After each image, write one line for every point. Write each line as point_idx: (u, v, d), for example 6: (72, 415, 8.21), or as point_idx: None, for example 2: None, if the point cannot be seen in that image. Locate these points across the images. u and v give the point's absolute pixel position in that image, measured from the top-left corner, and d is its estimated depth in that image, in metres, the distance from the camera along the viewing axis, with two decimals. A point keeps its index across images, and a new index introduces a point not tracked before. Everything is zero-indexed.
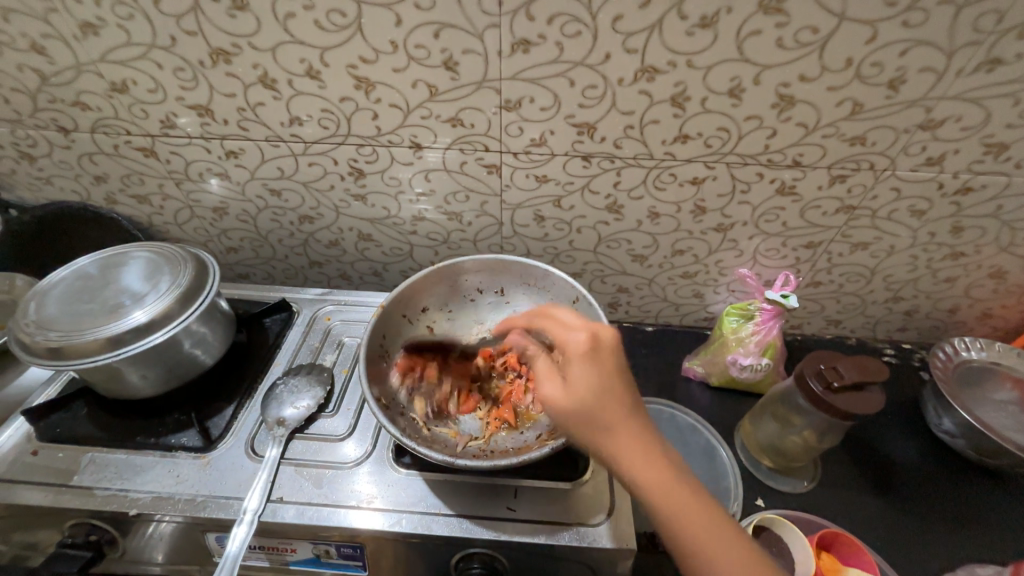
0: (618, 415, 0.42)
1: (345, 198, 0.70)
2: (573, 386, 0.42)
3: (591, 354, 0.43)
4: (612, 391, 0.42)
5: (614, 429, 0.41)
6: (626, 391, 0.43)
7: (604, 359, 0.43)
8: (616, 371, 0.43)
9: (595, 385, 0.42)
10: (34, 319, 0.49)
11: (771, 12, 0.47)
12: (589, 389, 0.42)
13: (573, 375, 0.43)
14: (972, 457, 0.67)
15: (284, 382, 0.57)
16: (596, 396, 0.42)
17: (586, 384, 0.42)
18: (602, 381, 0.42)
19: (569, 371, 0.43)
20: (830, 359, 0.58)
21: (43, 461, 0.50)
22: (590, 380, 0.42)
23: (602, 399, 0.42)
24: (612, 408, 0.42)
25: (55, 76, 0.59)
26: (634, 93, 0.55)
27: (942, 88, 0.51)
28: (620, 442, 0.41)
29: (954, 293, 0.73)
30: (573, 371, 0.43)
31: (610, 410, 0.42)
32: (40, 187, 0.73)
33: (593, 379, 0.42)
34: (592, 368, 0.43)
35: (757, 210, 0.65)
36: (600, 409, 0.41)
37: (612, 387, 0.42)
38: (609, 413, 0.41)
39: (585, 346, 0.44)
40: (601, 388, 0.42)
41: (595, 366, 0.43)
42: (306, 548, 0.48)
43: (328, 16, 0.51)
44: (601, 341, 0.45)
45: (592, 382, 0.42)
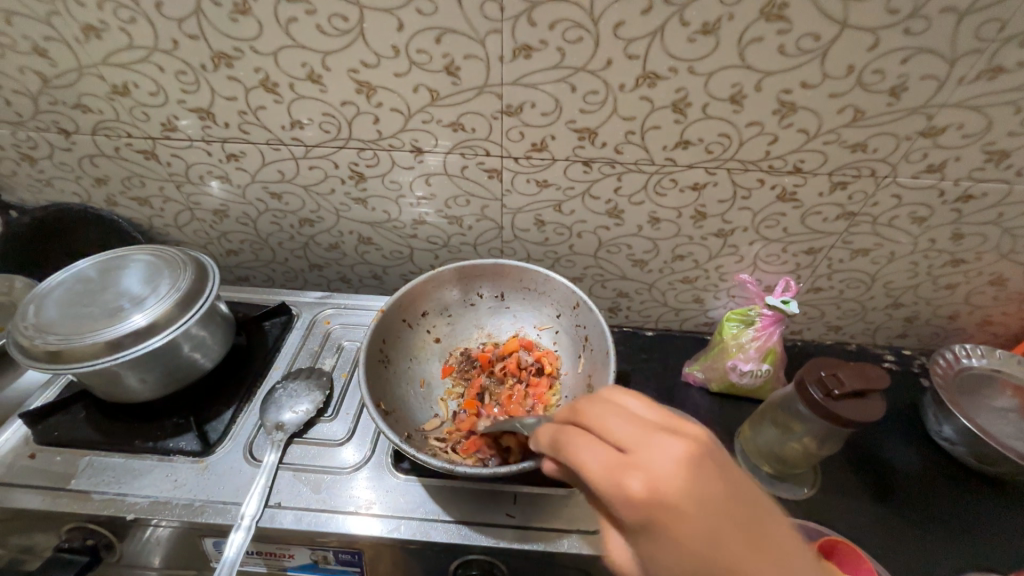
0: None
1: (346, 202, 0.70)
2: (650, 557, 0.31)
3: (658, 506, 0.30)
4: (718, 562, 0.29)
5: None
6: (729, 542, 0.29)
7: (676, 509, 0.30)
8: (700, 515, 0.30)
9: (689, 544, 0.29)
10: (33, 322, 0.49)
11: (773, 19, 0.47)
12: (675, 560, 0.29)
13: (646, 541, 0.31)
14: (972, 465, 0.67)
15: (283, 386, 0.57)
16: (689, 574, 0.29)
17: (667, 550, 0.30)
18: (693, 543, 0.29)
19: (640, 537, 0.31)
20: (830, 367, 0.57)
21: (41, 464, 0.50)
22: (670, 546, 0.30)
23: (703, 568, 0.29)
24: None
25: (57, 79, 0.59)
26: (635, 98, 0.55)
27: (943, 96, 0.51)
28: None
29: (954, 300, 0.73)
30: (643, 534, 0.31)
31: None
32: (41, 189, 0.73)
33: (674, 542, 0.30)
34: (666, 529, 0.30)
35: (758, 216, 0.65)
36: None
37: (709, 542, 0.29)
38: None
39: (640, 501, 0.30)
40: (698, 551, 0.29)
41: (669, 524, 0.30)
42: (304, 553, 0.48)
43: (330, 21, 0.51)
44: (663, 483, 0.30)
45: (678, 545, 0.29)
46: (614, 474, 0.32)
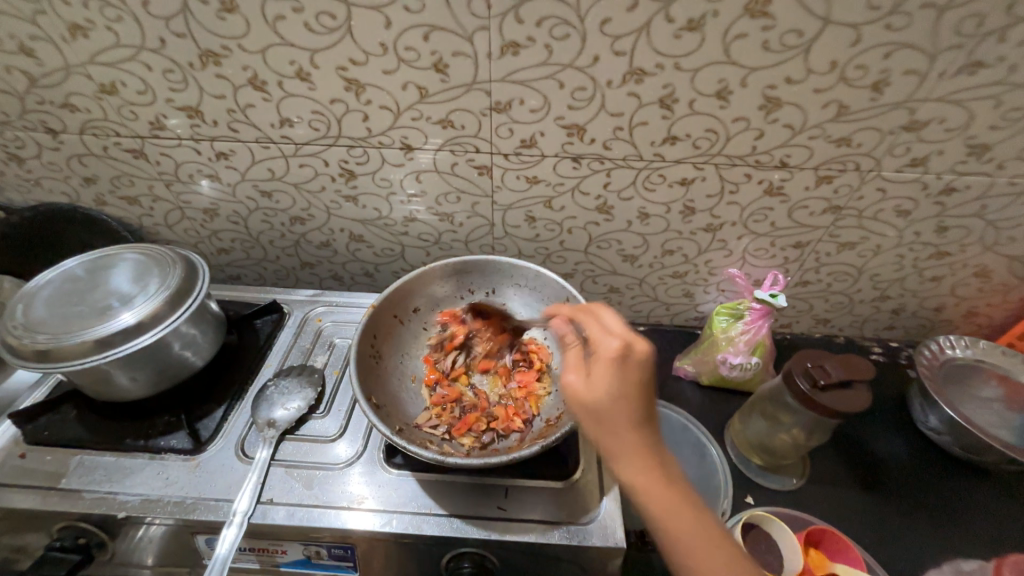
0: (627, 419, 0.40)
1: (337, 200, 0.70)
2: (592, 385, 0.41)
3: (621, 356, 0.41)
4: (623, 402, 0.40)
5: (619, 430, 0.40)
6: (633, 403, 0.40)
7: (631, 364, 0.41)
8: (640, 377, 0.41)
9: (613, 388, 0.41)
10: (21, 321, 0.49)
11: (757, 15, 0.48)
12: (604, 388, 0.41)
13: (593, 375, 0.42)
14: (958, 454, 0.68)
15: (274, 383, 0.57)
16: (601, 401, 0.41)
17: (609, 384, 0.41)
18: (623, 387, 0.41)
19: (592, 371, 0.42)
20: (817, 358, 0.58)
21: (31, 464, 0.50)
22: (611, 383, 0.41)
23: (617, 400, 0.40)
24: (624, 411, 0.40)
25: (43, 78, 0.59)
26: (623, 95, 0.55)
27: (925, 91, 0.52)
28: (626, 445, 0.40)
29: (939, 292, 0.74)
30: (595, 370, 0.42)
31: (622, 414, 0.40)
32: (29, 189, 0.72)
33: (604, 390, 0.41)
34: (615, 371, 0.41)
35: (746, 210, 0.66)
36: (615, 410, 0.40)
37: (632, 393, 0.41)
38: (618, 415, 0.40)
39: (615, 349, 0.42)
40: (619, 392, 0.40)
41: (619, 370, 0.41)
42: (297, 549, 0.48)
43: (317, 19, 0.51)
44: (633, 349, 0.42)
45: (614, 384, 0.41)
46: (604, 331, 0.44)
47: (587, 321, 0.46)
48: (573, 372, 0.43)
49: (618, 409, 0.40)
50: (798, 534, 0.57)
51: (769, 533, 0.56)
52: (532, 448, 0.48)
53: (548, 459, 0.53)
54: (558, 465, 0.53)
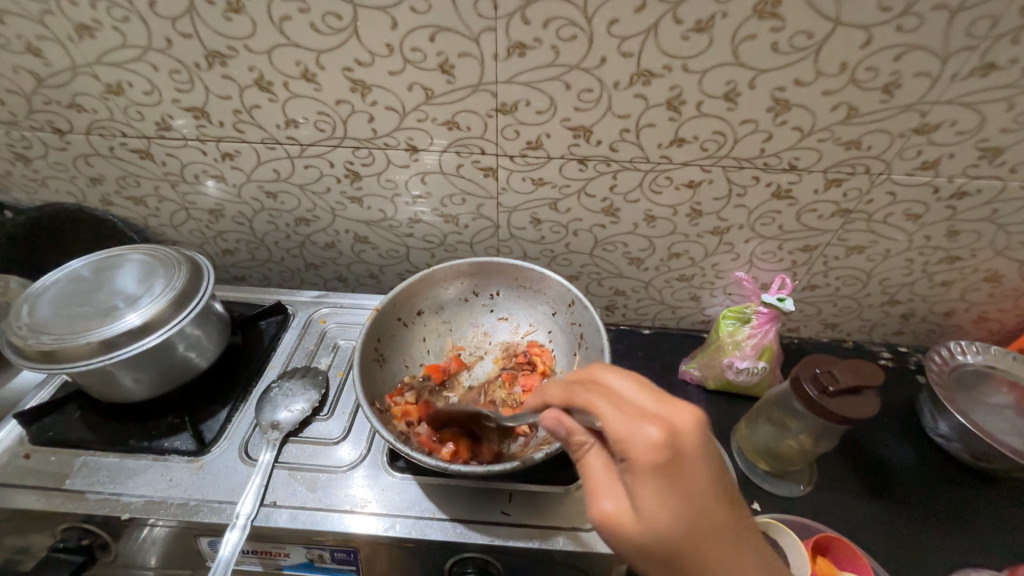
0: (703, 544, 0.33)
1: (342, 201, 0.70)
2: (642, 510, 0.33)
3: (665, 466, 0.33)
4: (689, 513, 0.33)
5: (696, 557, 0.33)
6: (699, 512, 0.33)
7: (681, 470, 0.33)
8: (701, 485, 0.33)
9: (674, 505, 0.33)
10: (27, 322, 0.49)
11: (766, 17, 0.47)
12: (661, 514, 0.33)
13: (641, 497, 0.33)
14: (968, 461, 0.67)
15: (278, 385, 0.57)
16: (663, 528, 0.33)
17: (664, 506, 0.33)
18: (685, 505, 0.32)
19: (637, 494, 0.34)
20: (825, 363, 0.58)
21: (36, 465, 0.50)
22: (668, 502, 0.33)
23: (682, 525, 0.32)
24: (696, 537, 0.32)
25: (51, 78, 0.59)
26: (630, 96, 0.55)
27: (937, 93, 0.51)
28: (710, 570, 0.33)
29: (950, 297, 0.74)
30: (643, 493, 0.33)
31: (693, 540, 0.33)
32: (36, 188, 0.72)
33: (663, 510, 0.33)
34: (668, 487, 0.33)
35: (753, 213, 0.65)
36: (683, 538, 0.33)
37: (697, 509, 0.33)
38: (690, 543, 0.33)
39: (654, 458, 0.33)
40: (683, 515, 0.32)
41: (670, 483, 0.33)
42: (300, 552, 0.48)
43: (323, 20, 0.51)
44: (676, 444, 0.33)
45: (671, 505, 0.33)
46: (629, 435, 0.34)
47: (598, 411, 0.36)
48: (609, 497, 0.35)
49: (687, 533, 0.32)
50: (804, 541, 0.56)
51: (776, 541, 0.55)
52: (537, 453, 0.48)
53: (552, 464, 0.53)
54: (563, 470, 0.52)
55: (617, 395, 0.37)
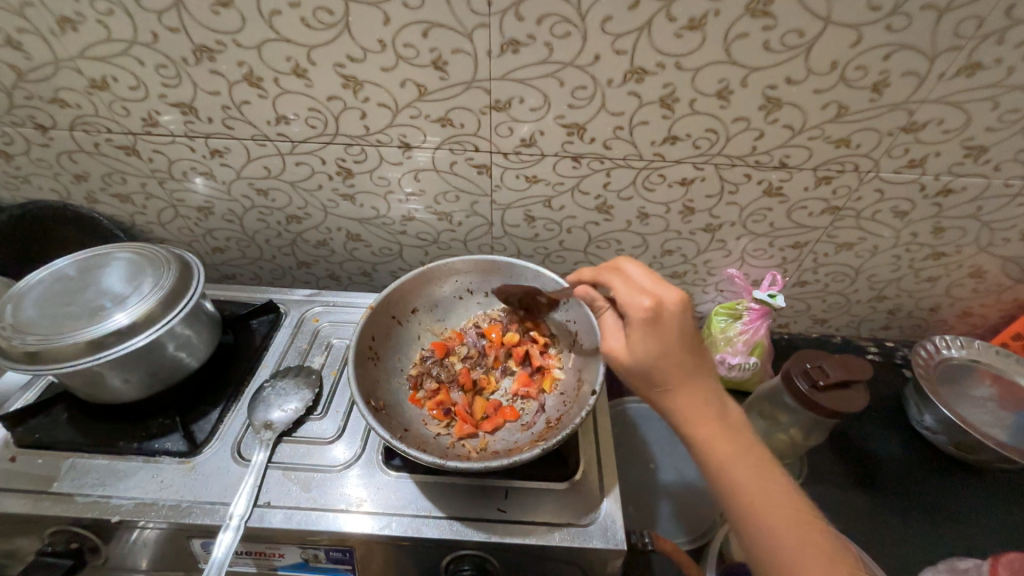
0: (672, 373, 0.43)
1: (334, 198, 0.69)
2: (631, 346, 0.45)
3: (654, 317, 0.43)
4: (664, 354, 0.43)
5: (664, 381, 0.43)
6: (673, 355, 0.43)
7: (664, 321, 0.43)
8: (677, 333, 0.43)
9: (655, 346, 0.43)
10: (11, 322, 0.48)
11: (758, 15, 0.48)
12: (643, 348, 0.44)
13: (631, 339, 0.45)
14: (952, 452, 0.69)
15: (271, 385, 0.57)
16: (645, 359, 0.44)
17: (645, 342, 0.44)
18: (663, 346, 0.43)
19: (629, 334, 0.45)
20: (815, 358, 0.58)
21: (21, 468, 0.49)
22: (649, 344, 0.43)
23: (657, 357, 0.43)
24: (667, 368, 0.43)
25: (32, 72, 0.58)
26: (624, 94, 0.55)
27: (924, 92, 0.52)
28: (677, 397, 0.43)
29: (935, 292, 0.75)
30: (633, 332, 0.44)
31: (667, 370, 0.43)
32: (18, 186, 0.71)
33: (646, 348, 0.44)
34: (652, 330, 0.43)
35: (745, 210, 0.66)
36: (654, 366, 0.44)
37: (671, 348, 0.43)
38: (663, 370, 0.43)
39: (647, 311, 0.43)
40: (660, 349, 0.43)
41: (653, 329, 0.43)
42: (295, 552, 0.48)
43: (314, 14, 0.50)
44: (663, 305, 0.44)
45: (653, 342, 0.43)
46: (634, 293, 0.45)
47: (613, 283, 0.47)
48: (612, 337, 0.47)
49: (659, 364, 0.43)
50: None
51: None
52: (534, 450, 0.48)
53: (548, 460, 0.53)
54: (559, 466, 0.53)
55: (636, 274, 0.48)
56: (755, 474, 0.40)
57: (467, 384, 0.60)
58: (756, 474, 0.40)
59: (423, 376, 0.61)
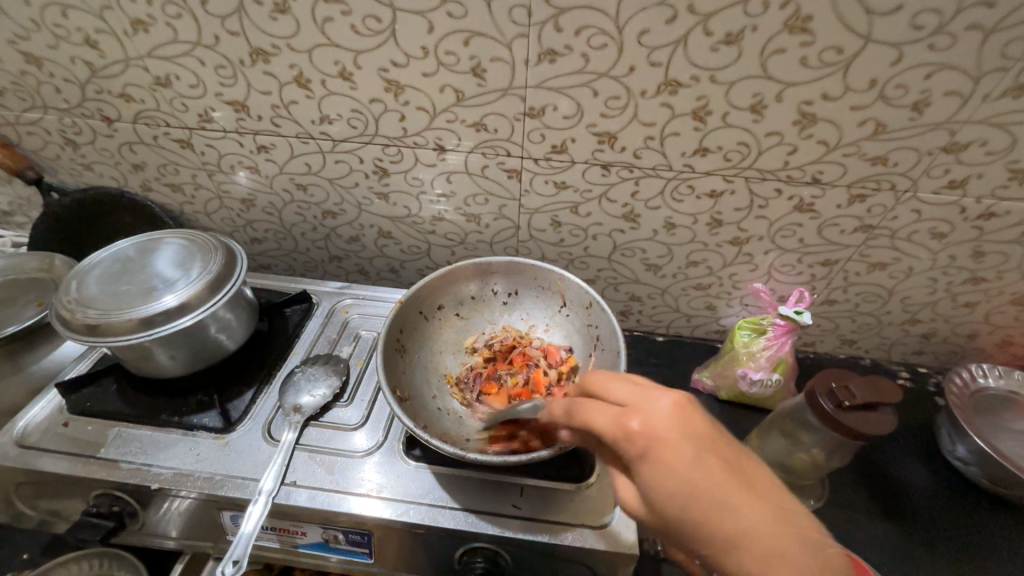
0: (694, 480, 0.33)
1: (369, 196, 0.72)
2: (642, 482, 0.35)
3: (670, 428, 0.35)
4: (691, 476, 0.34)
5: (688, 511, 0.33)
6: (699, 479, 0.33)
7: (676, 440, 0.35)
8: (684, 449, 0.34)
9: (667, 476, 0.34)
10: (75, 296, 0.52)
11: (796, 31, 0.48)
12: (670, 485, 0.34)
13: (649, 476, 0.35)
14: (987, 486, 0.66)
15: (301, 370, 0.59)
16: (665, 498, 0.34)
17: (670, 471, 0.34)
18: (676, 470, 0.34)
19: (638, 461, 0.36)
20: (842, 378, 0.57)
21: (73, 433, 0.53)
22: (665, 472, 0.34)
23: (694, 494, 0.33)
24: (708, 499, 0.33)
25: (104, 69, 0.63)
26: (656, 105, 0.56)
27: (967, 113, 0.51)
28: (706, 510, 0.33)
29: (973, 319, 0.72)
30: (639, 463, 0.36)
31: (719, 513, 0.32)
32: (81, 172, 0.76)
33: (658, 483, 0.34)
34: (668, 456, 0.34)
35: (774, 225, 0.66)
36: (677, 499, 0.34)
37: (703, 478, 0.33)
38: (716, 510, 0.32)
39: (640, 440, 0.36)
40: (695, 479, 0.33)
41: (666, 436, 0.35)
42: (316, 532, 0.50)
43: (363, 21, 0.53)
44: (660, 404, 0.37)
45: (676, 463, 0.34)
46: (620, 422, 0.37)
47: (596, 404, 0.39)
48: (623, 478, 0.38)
49: (676, 494, 0.34)
50: None
51: None
52: (553, 447, 0.48)
53: (564, 460, 0.54)
54: (574, 467, 0.53)
55: (614, 390, 0.40)
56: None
57: (495, 388, 0.62)
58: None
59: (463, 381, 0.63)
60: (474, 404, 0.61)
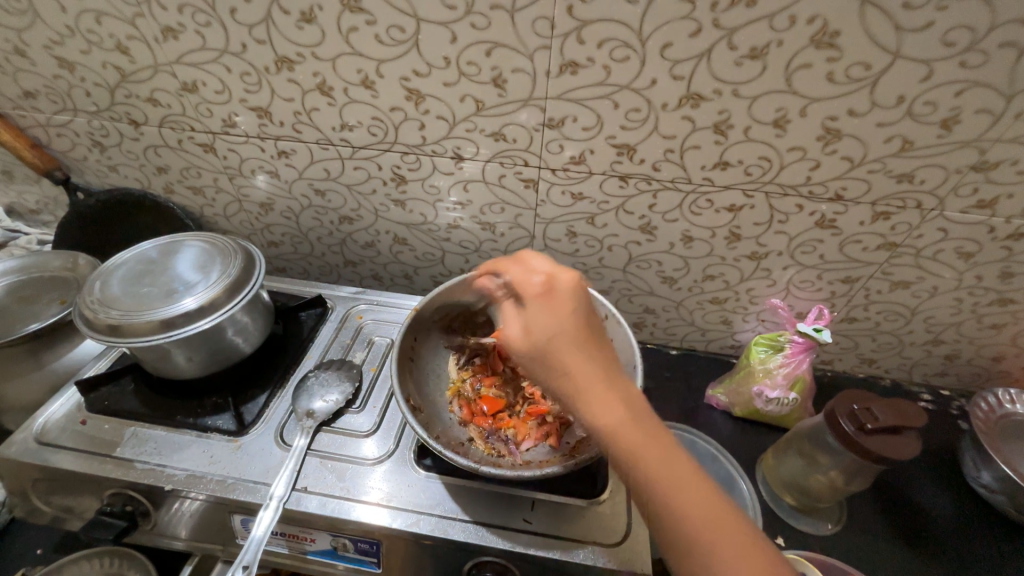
0: (574, 354, 0.40)
1: (385, 203, 0.73)
2: (529, 330, 0.41)
3: (550, 296, 0.42)
4: (560, 331, 0.40)
5: (567, 362, 0.39)
6: (574, 343, 0.40)
7: (560, 299, 0.41)
8: (568, 313, 0.41)
9: (546, 330, 0.41)
10: (98, 296, 0.53)
11: (823, 46, 0.47)
12: (544, 329, 0.41)
13: (531, 319, 0.42)
14: (1012, 514, 0.64)
15: (315, 375, 0.59)
16: (545, 341, 0.40)
17: (541, 323, 0.41)
18: (556, 322, 0.40)
19: (527, 314, 0.42)
20: (863, 400, 0.56)
21: (90, 431, 0.54)
22: (544, 321, 0.41)
23: (554, 337, 0.40)
24: (565, 347, 0.40)
25: (134, 74, 0.64)
26: (677, 118, 0.55)
27: (998, 131, 0.50)
28: (583, 379, 0.39)
29: (999, 341, 0.70)
30: (530, 311, 0.42)
31: (566, 355, 0.40)
32: (107, 174, 0.78)
33: (541, 331, 0.41)
34: (544, 310, 0.41)
35: (794, 241, 0.65)
36: (551, 348, 0.40)
37: (569, 325, 0.40)
38: (574, 346, 0.40)
39: (540, 288, 0.43)
40: (556, 330, 0.40)
41: (552, 307, 0.41)
42: (326, 539, 0.50)
43: (387, 32, 0.54)
44: (558, 280, 0.43)
45: (547, 322, 0.41)
46: (527, 277, 0.44)
47: (512, 267, 0.46)
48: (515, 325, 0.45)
49: (553, 343, 0.40)
50: None
51: None
52: (566, 463, 0.48)
53: (577, 476, 0.53)
54: (587, 483, 0.52)
55: (529, 260, 0.46)
56: (664, 459, 0.36)
57: (500, 402, 0.60)
58: (657, 467, 0.36)
59: (463, 392, 0.61)
60: (481, 417, 0.59)
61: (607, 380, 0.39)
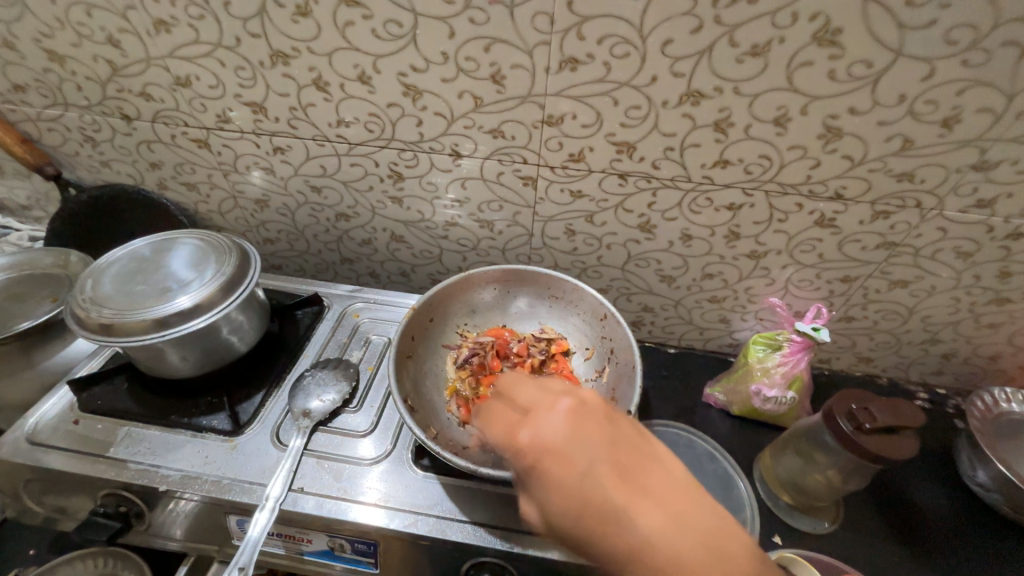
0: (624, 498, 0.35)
1: (382, 200, 0.72)
2: (562, 475, 0.36)
3: (575, 425, 0.38)
4: (597, 471, 0.36)
5: (616, 507, 0.34)
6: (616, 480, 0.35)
7: (586, 428, 0.38)
8: (601, 445, 0.37)
9: (585, 476, 0.35)
10: (89, 295, 0.52)
11: (825, 44, 0.47)
12: (579, 472, 0.36)
13: (559, 459, 0.37)
14: (1007, 513, 0.64)
15: (311, 374, 0.59)
16: (586, 490, 0.35)
17: (572, 458, 0.37)
18: (590, 455, 0.36)
19: (552, 455, 0.37)
20: (860, 399, 0.56)
21: (83, 431, 0.53)
22: (575, 462, 0.36)
23: (593, 481, 0.35)
24: (608, 490, 0.35)
25: (126, 68, 0.63)
26: (677, 115, 0.55)
27: (999, 131, 0.50)
28: (642, 527, 0.33)
29: (996, 340, 0.71)
30: (555, 451, 0.37)
31: (614, 497, 0.35)
32: (99, 169, 0.77)
33: (578, 477, 0.36)
34: (572, 453, 0.37)
35: (793, 240, 0.64)
36: (591, 494, 0.35)
37: (606, 459, 0.36)
38: (600, 493, 0.35)
39: (561, 428, 0.38)
40: (594, 467, 0.36)
41: (580, 437, 0.37)
42: (322, 540, 0.49)
43: (384, 26, 0.53)
44: (577, 405, 0.39)
45: (581, 458, 0.36)
46: (517, 426, 0.40)
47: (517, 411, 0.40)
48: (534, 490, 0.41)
49: (594, 487, 0.35)
50: None
51: None
52: None
53: None
54: None
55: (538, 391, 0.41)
56: None
57: None
58: None
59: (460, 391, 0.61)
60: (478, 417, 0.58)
61: (669, 526, 0.33)
